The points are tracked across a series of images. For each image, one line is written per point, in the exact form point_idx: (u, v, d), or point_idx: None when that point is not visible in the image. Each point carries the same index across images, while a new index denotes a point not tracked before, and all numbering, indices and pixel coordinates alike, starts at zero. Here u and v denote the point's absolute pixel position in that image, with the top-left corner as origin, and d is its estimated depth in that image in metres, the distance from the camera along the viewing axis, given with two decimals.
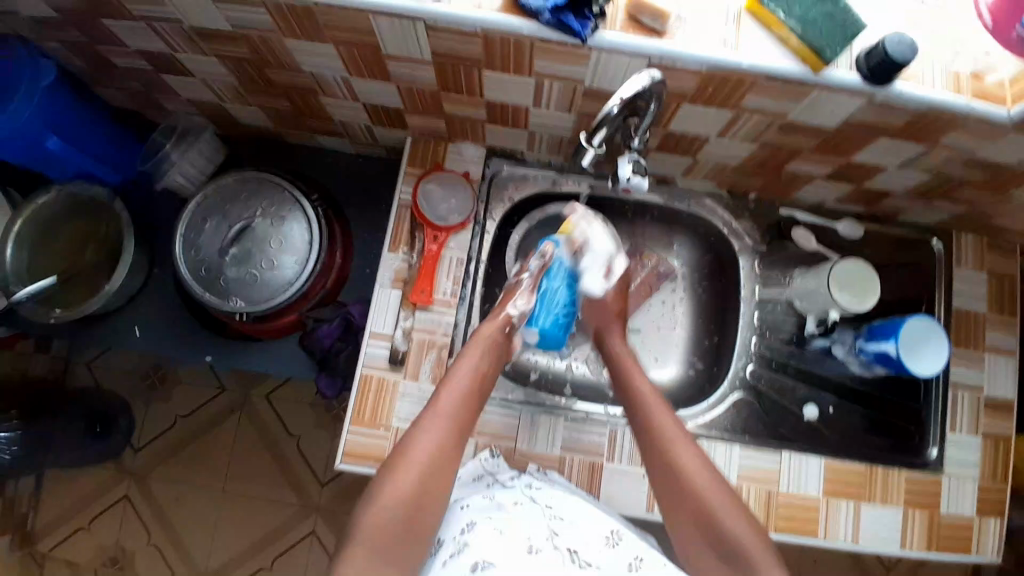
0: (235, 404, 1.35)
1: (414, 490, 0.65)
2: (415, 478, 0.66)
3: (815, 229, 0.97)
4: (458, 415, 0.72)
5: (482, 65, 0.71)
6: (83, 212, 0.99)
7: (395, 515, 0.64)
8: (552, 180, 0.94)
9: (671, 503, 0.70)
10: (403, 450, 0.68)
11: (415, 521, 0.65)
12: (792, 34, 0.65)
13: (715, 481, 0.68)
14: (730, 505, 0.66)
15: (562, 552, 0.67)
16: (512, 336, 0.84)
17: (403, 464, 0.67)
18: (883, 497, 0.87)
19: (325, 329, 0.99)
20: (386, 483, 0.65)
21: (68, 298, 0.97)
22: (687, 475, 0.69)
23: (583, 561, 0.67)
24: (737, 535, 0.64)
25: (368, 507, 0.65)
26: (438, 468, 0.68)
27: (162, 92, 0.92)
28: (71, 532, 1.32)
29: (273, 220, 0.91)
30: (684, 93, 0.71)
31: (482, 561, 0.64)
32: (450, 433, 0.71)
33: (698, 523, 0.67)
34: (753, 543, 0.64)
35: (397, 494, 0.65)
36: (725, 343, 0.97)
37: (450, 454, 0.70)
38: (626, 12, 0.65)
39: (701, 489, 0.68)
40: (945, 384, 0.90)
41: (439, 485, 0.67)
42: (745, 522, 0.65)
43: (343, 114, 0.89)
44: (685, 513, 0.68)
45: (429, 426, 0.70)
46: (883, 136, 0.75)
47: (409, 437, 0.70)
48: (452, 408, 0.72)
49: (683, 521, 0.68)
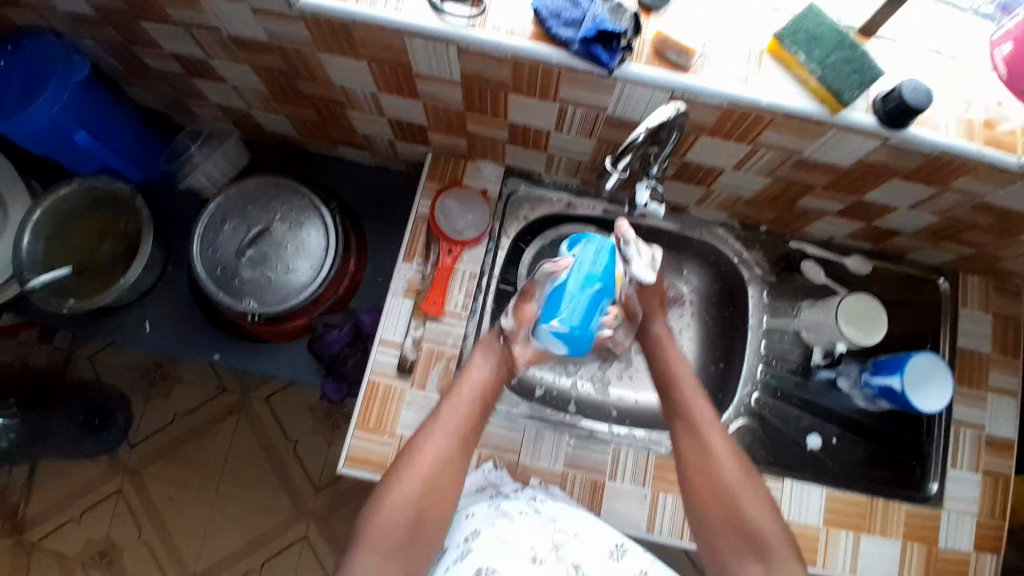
0: (236, 405, 1.36)
1: (417, 501, 0.68)
2: (419, 488, 0.69)
3: (823, 263, 0.99)
4: (465, 428, 0.74)
5: (508, 88, 0.72)
6: (103, 205, 1.00)
7: (400, 525, 0.67)
8: (567, 203, 0.95)
9: (698, 489, 0.72)
10: (407, 460, 0.70)
11: (416, 530, 0.68)
12: (812, 75, 0.67)
13: (736, 472, 0.72)
14: (756, 496, 0.70)
15: (565, 566, 0.72)
16: (512, 349, 0.83)
17: (409, 475, 0.69)
18: (882, 530, 0.88)
19: (335, 334, 1.01)
20: (392, 492, 0.68)
21: (81, 288, 0.98)
22: (713, 454, 0.73)
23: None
24: (761, 528, 0.68)
25: (372, 517, 0.67)
26: (442, 481, 0.70)
27: (192, 96, 0.94)
28: (61, 524, 1.31)
29: (291, 226, 0.93)
30: (704, 125, 0.73)
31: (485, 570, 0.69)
32: (454, 445, 0.72)
33: (721, 512, 0.70)
34: (777, 536, 0.68)
35: (404, 505, 0.67)
36: (730, 370, 0.98)
37: (454, 464, 0.72)
38: (652, 46, 0.67)
39: (729, 483, 0.71)
40: (947, 419, 0.91)
41: (444, 494, 0.70)
42: (770, 517, 0.69)
43: (368, 127, 0.91)
44: (709, 502, 0.71)
45: (436, 438, 0.72)
46: (896, 177, 0.77)
47: (412, 448, 0.71)
48: (459, 420, 0.74)
49: (707, 507, 0.71)
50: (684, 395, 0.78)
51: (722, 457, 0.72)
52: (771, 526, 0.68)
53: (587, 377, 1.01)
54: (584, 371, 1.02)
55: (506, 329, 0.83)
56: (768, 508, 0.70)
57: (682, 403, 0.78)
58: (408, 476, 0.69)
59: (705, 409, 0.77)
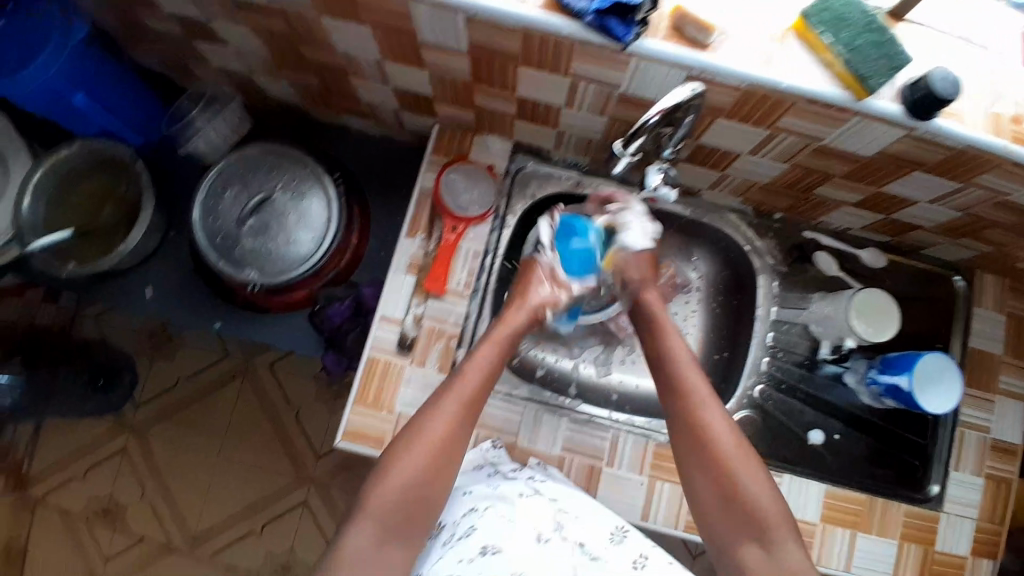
0: (239, 369, 1.37)
1: (424, 469, 0.67)
2: (426, 457, 0.68)
3: (837, 254, 0.96)
4: (472, 401, 0.72)
5: (519, 61, 0.70)
6: (104, 168, 0.98)
7: (406, 496, 0.66)
8: (575, 181, 0.93)
9: (695, 467, 0.71)
10: (418, 427, 0.69)
11: (421, 499, 0.67)
12: (838, 59, 0.64)
13: (739, 452, 0.69)
14: (751, 464, 0.68)
15: (570, 544, 0.71)
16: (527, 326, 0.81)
17: (418, 441, 0.68)
18: (880, 531, 0.87)
19: (336, 307, 0.98)
20: (399, 456, 0.67)
21: (82, 252, 0.96)
22: (712, 431, 0.70)
23: (591, 554, 0.72)
24: (759, 502, 0.66)
25: (383, 485, 0.66)
26: (448, 450, 0.69)
27: (194, 58, 0.91)
28: (65, 480, 1.34)
29: (294, 195, 0.91)
30: (721, 108, 0.70)
31: (490, 545, 0.68)
32: (461, 418, 0.71)
33: (718, 492, 0.69)
34: (774, 512, 0.66)
35: (411, 470, 0.67)
36: (735, 360, 0.96)
37: (462, 433, 0.71)
38: (669, 21, 0.64)
39: (729, 461, 0.68)
40: (953, 423, 0.90)
41: (448, 465, 0.69)
42: (769, 489, 0.67)
43: (372, 97, 0.89)
44: (704, 479, 0.70)
45: (444, 408, 0.70)
46: (918, 170, 0.74)
47: (419, 417, 0.70)
48: (468, 394, 0.72)
49: (702, 485, 0.70)
50: (682, 368, 0.75)
51: (720, 432, 0.70)
52: (767, 496, 0.67)
53: (589, 360, 1.01)
54: (586, 355, 1.01)
55: (543, 311, 0.82)
56: (766, 475, 0.68)
57: (680, 376, 0.75)
58: (417, 441, 0.68)
59: (706, 387, 0.73)
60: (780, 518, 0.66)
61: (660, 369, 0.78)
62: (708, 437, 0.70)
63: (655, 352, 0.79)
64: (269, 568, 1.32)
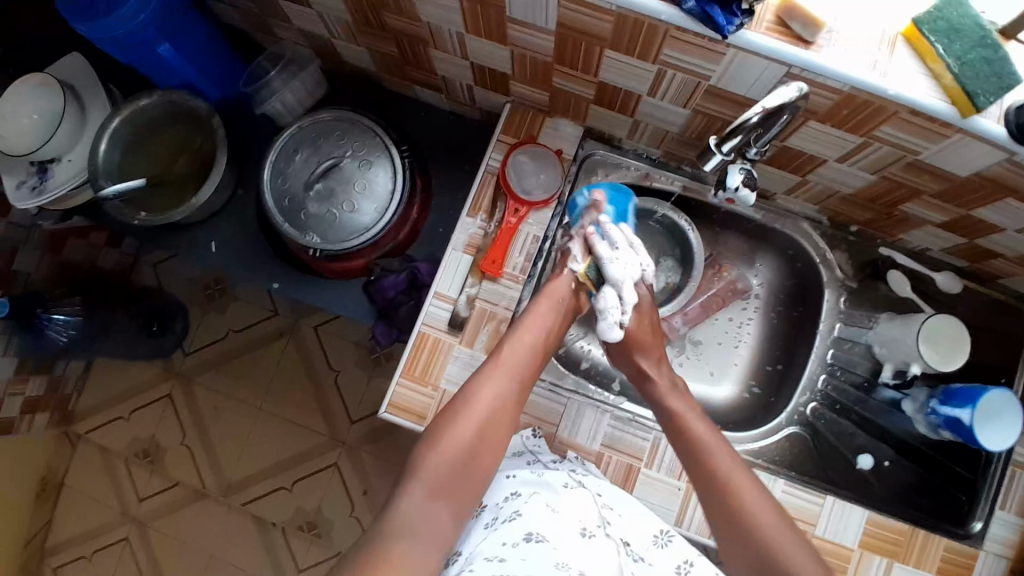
0: (285, 329, 1.40)
1: (471, 441, 0.70)
2: (474, 427, 0.71)
3: (911, 275, 0.92)
4: (521, 371, 0.75)
5: (606, 44, 0.67)
6: (179, 122, 1.00)
7: (454, 459, 0.69)
8: (644, 173, 0.91)
9: (730, 543, 0.71)
10: (468, 397, 0.73)
11: (467, 471, 0.70)
12: (948, 72, 0.59)
13: (777, 523, 0.69)
14: (768, 507, 0.71)
15: (614, 542, 0.70)
16: (580, 296, 0.85)
17: (466, 414, 0.71)
18: (917, 561, 0.83)
19: (390, 280, 0.98)
20: (446, 428, 0.71)
21: (156, 202, 0.98)
22: (744, 506, 0.71)
23: (634, 555, 0.71)
24: (775, 541, 0.68)
25: (431, 452, 0.69)
26: (495, 424, 0.72)
27: (276, 18, 0.91)
28: (112, 419, 1.40)
29: (361, 163, 0.91)
30: (816, 110, 0.67)
31: (535, 533, 0.67)
32: (509, 390, 0.74)
33: (734, 527, 0.71)
34: (792, 552, 0.67)
35: (458, 440, 0.70)
36: (790, 373, 0.94)
37: (509, 406, 0.74)
38: (775, 13, 0.61)
39: (766, 532, 0.69)
40: (1005, 460, 0.85)
41: (495, 440, 0.72)
42: (786, 530, 0.69)
43: (448, 70, 0.88)
44: (740, 555, 0.70)
45: (495, 381, 0.73)
46: (1015, 197, 0.70)
47: (470, 387, 0.73)
48: (518, 365, 0.75)
49: (742, 560, 0.70)
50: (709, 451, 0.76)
51: (754, 506, 0.71)
52: (786, 538, 0.68)
53: None
54: None
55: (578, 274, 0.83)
56: (781, 518, 0.70)
57: (706, 463, 0.75)
58: (465, 414, 0.71)
59: (735, 466, 0.74)
60: (800, 560, 0.67)
61: (658, 410, 0.83)
62: (742, 513, 0.71)
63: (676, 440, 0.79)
64: (295, 524, 1.36)
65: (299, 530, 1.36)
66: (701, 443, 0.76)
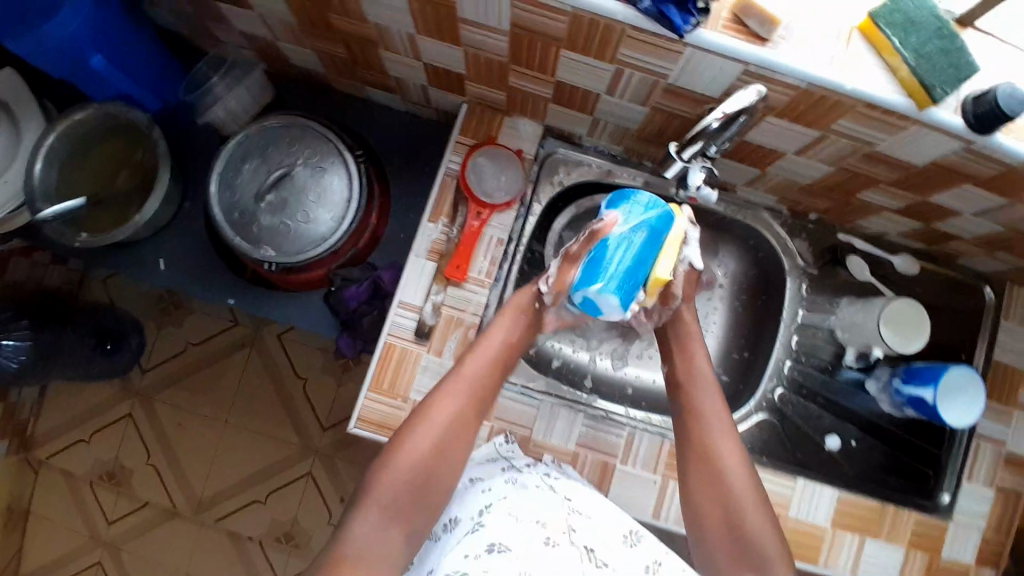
0: (246, 339, 1.36)
1: (429, 460, 0.67)
2: (433, 444, 0.68)
3: (869, 259, 0.93)
4: (479, 385, 0.73)
5: (562, 44, 0.65)
6: (118, 133, 0.95)
7: (415, 474, 0.66)
8: (606, 169, 0.90)
9: (711, 529, 0.71)
10: (425, 412, 0.69)
11: (424, 491, 0.67)
12: (904, 64, 0.60)
13: (761, 514, 0.69)
14: (752, 499, 0.70)
15: (578, 549, 0.67)
16: (545, 314, 0.80)
17: (425, 430, 0.68)
18: (889, 535, 0.86)
19: (352, 290, 0.96)
20: (402, 447, 0.67)
21: (95, 222, 0.93)
22: (734, 494, 0.70)
23: (598, 560, 0.67)
24: (755, 534, 0.68)
25: (389, 466, 0.66)
26: (457, 436, 0.69)
27: (215, 21, 0.86)
28: (72, 442, 1.34)
29: (313, 171, 0.87)
30: (773, 106, 0.66)
31: (498, 544, 0.65)
32: (469, 406, 0.71)
33: (717, 511, 0.70)
34: (771, 543, 0.68)
35: (418, 455, 0.67)
36: (756, 361, 0.95)
37: (469, 423, 0.71)
38: (730, 10, 0.60)
39: (747, 521, 0.69)
40: (970, 434, 0.88)
41: (456, 456, 0.69)
42: (767, 522, 0.69)
43: (401, 71, 0.84)
44: (719, 542, 0.70)
45: (457, 393, 0.71)
46: (968, 183, 0.71)
47: (432, 398, 0.70)
48: (475, 380, 0.73)
49: (718, 545, 0.70)
50: (709, 436, 0.74)
51: (742, 493, 0.70)
52: (766, 530, 0.68)
53: (607, 352, 0.99)
54: (605, 347, 0.99)
55: (544, 294, 0.79)
56: (770, 517, 0.70)
57: (707, 447, 0.73)
58: (425, 427, 0.68)
59: (734, 451, 0.73)
60: (777, 556, 0.67)
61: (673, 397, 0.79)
62: (731, 499, 0.70)
63: (681, 414, 0.77)
64: (272, 536, 1.33)
65: (277, 542, 1.33)
66: (700, 428, 0.74)
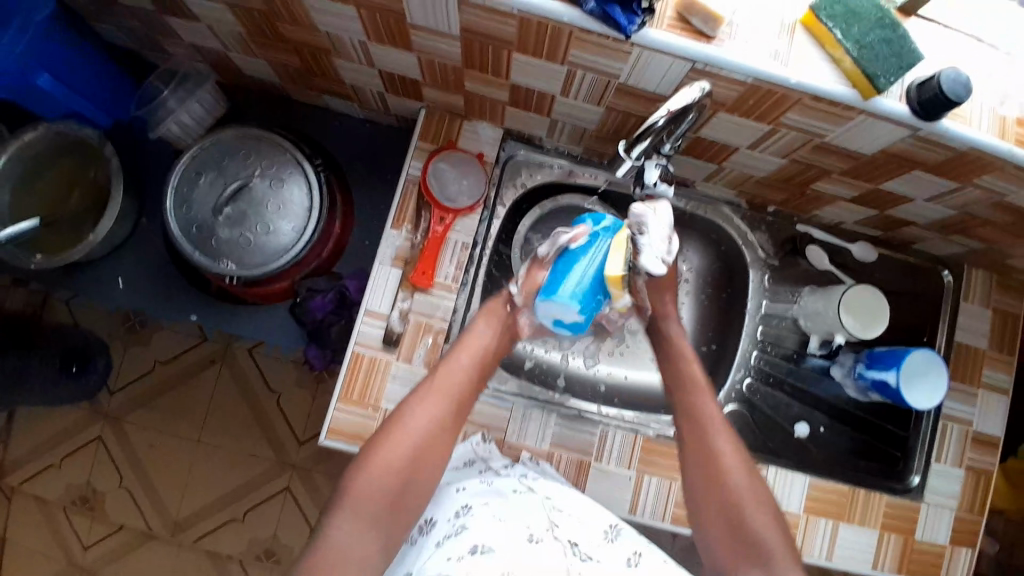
0: (217, 356, 1.33)
1: (409, 460, 0.66)
2: (406, 453, 0.66)
3: (828, 248, 0.95)
4: (460, 388, 0.71)
5: (513, 47, 0.66)
6: (69, 153, 0.93)
7: (389, 484, 0.64)
8: (567, 170, 0.90)
9: (709, 519, 0.70)
10: (399, 418, 0.68)
11: (400, 493, 0.65)
12: (847, 56, 0.61)
13: (763, 507, 0.68)
14: (757, 497, 0.69)
15: (562, 543, 0.67)
16: (516, 318, 0.81)
17: (404, 430, 0.67)
18: (861, 520, 0.87)
19: (317, 300, 0.96)
20: (374, 454, 0.65)
21: (52, 243, 0.91)
22: (734, 486, 0.69)
23: (583, 554, 0.67)
24: (757, 526, 0.67)
25: (360, 474, 0.64)
26: (433, 444, 0.68)
27: (164, 34, 0.85)
28: (42, 469, 1.31)
29: (272, 182, 0.86)
30: (724, 102, 0.67)
31: (481, 544, 0.64)
32: (449, 410, 0.70)
33: (720, 510, 0.69)
34: (776, 541, 0.66)
35: (391, 463, 0.65)
36: (724, 353, 0.96)
37: (450, 426, 0.70)
38: (675, 9, 0.60)
39: (744, 510, 0.68)
40: (936, 416, 0.90)
41: (428, 466, 0.67)
42: (769, 517, 0.68)
43: (356, 78, 0.84)
44: (719, 532, 0.69)
45: (433, 398, 0.69)
46: (918, 169, 0.73)
47: (409, 404, 0.69)
48: (457, 382, 0.71)
49: (717, 535, 0.69)
50: (702, 429, 0.73)
51: (738, 485, 0.69)
52: (770, 528, 0.67)
53: (579, 352, 0.99)
54: (577, 347, 0.99)
55: (515, 296, 0.81)
56: (768, 509, 0.68)
57: (700, 440, 0.73)
58: (401, 431, 0.67)
59: (728, 445, 0.72)
60: (783, 550, 0.66)
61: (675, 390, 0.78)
62: (727, 492, 0.69)
63: (681, 405, 0.76)
64: (252, 555, 1.31)
65: (257, 560, 1.31)
66: (705, 415, 0.74)
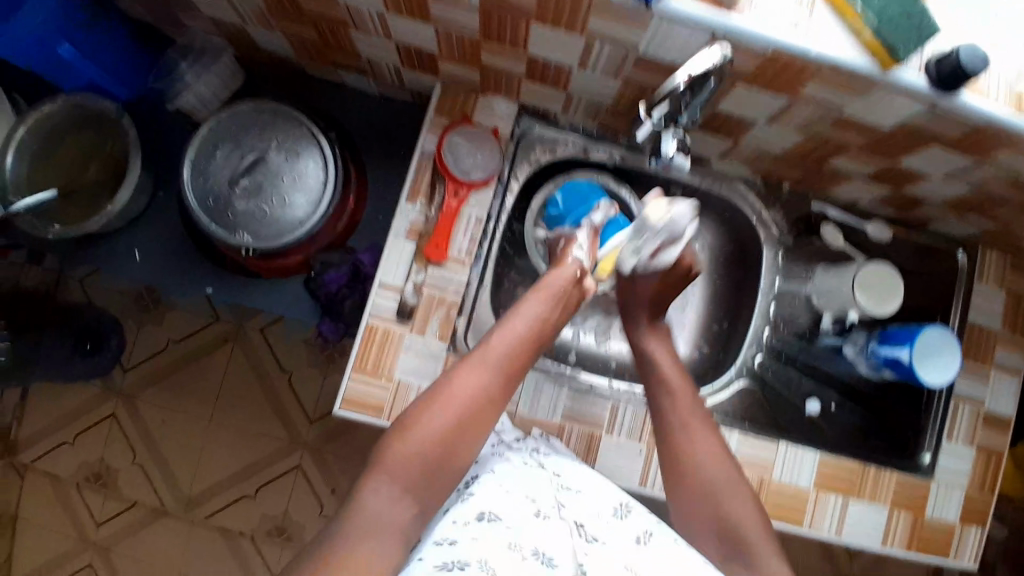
0: (230, 334, 1.34)
1: (451, 429, 0.64)
2: (448, 422, 0.64)
3: (842, 227, 0.95)
4: (507, 363, 0.69)
5: (531, 17, 0.65)
6: (86, 126, 0.94)
7: (429, 450, 0.63)
8: (581, 147, 0.90)
9: (694, 520, 0.69)
10: (439, 389, 0.66)
11: (441, 461, 0.64)
12: (866, 27, 0.61)
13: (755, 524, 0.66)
14: (742, 497, 0.68)
15: (568, 523, 0.65)
16: (584, 283, 0.79)
17: (445, 401, 0.65)
18: (871, 495, 0.88)
19: (332, 274, 0.97)
20: (415, 420, 0.64)
21: (67, 214, 0.92)
22: (721, 491, 0.68)
23: (588, 535, 0.65)
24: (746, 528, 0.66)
25: (400, 441, 0.63)
26: (477, 417, 0.66)
27: (181, 6, 0.85)
28: (57, 445, 1.32)
29: (288, 156, 0.87)
30: (742, 73, 0.67)
31: (489, 513, 0.65)
32: (494, 383, 0.68)
33: (704, 516, 0.68)
34: (758, 537, 0.66)
35: (432, 431, 0.63)
36: (735, 332, 0.97)
37: (494, 400, 0.68)
38: None
39: (729, 516, 0.67)
40: (948, 395, 0.90)
41: (472, 435, 0.65)
42: (750, 511, 0.67)
43: (373, 52, 0.84)
44: (706, 532, 0.68)
45: (475, 372, 0.67)
46: (936, 144, 0.72)
47: (451, 375, 0.67)
48: (503, 357, 0.69)
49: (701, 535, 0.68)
50: (673, 430, 0.73)
51: (720, 486, 0.69)
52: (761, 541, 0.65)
53: (590, 329, 0.99)
54: (588, 324, 0.99)
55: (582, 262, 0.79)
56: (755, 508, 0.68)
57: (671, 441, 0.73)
58: (442, 401, 0.65)
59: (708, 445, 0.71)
60: (761, 540, 0.65)
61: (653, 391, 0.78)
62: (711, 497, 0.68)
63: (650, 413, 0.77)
64: (263, 531, 1.33)
65: (268, 536, 1.32)
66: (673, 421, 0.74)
